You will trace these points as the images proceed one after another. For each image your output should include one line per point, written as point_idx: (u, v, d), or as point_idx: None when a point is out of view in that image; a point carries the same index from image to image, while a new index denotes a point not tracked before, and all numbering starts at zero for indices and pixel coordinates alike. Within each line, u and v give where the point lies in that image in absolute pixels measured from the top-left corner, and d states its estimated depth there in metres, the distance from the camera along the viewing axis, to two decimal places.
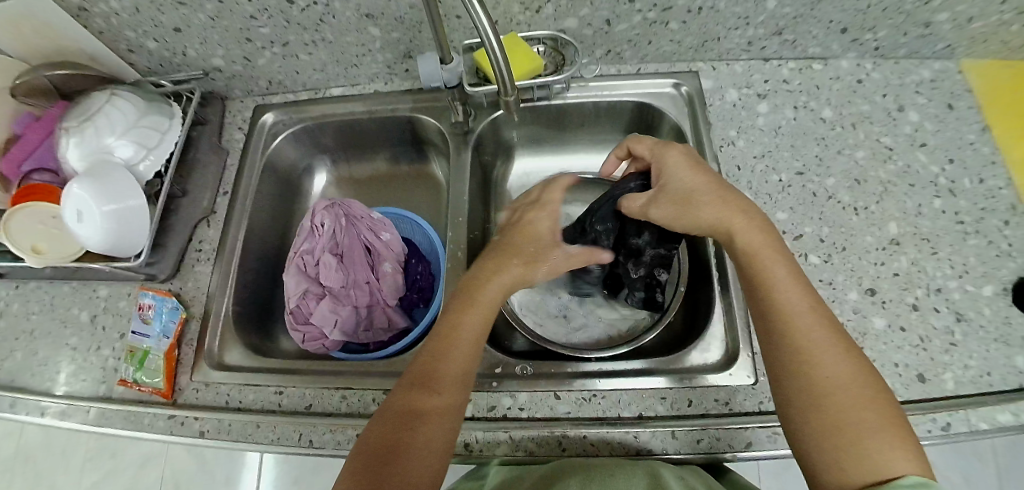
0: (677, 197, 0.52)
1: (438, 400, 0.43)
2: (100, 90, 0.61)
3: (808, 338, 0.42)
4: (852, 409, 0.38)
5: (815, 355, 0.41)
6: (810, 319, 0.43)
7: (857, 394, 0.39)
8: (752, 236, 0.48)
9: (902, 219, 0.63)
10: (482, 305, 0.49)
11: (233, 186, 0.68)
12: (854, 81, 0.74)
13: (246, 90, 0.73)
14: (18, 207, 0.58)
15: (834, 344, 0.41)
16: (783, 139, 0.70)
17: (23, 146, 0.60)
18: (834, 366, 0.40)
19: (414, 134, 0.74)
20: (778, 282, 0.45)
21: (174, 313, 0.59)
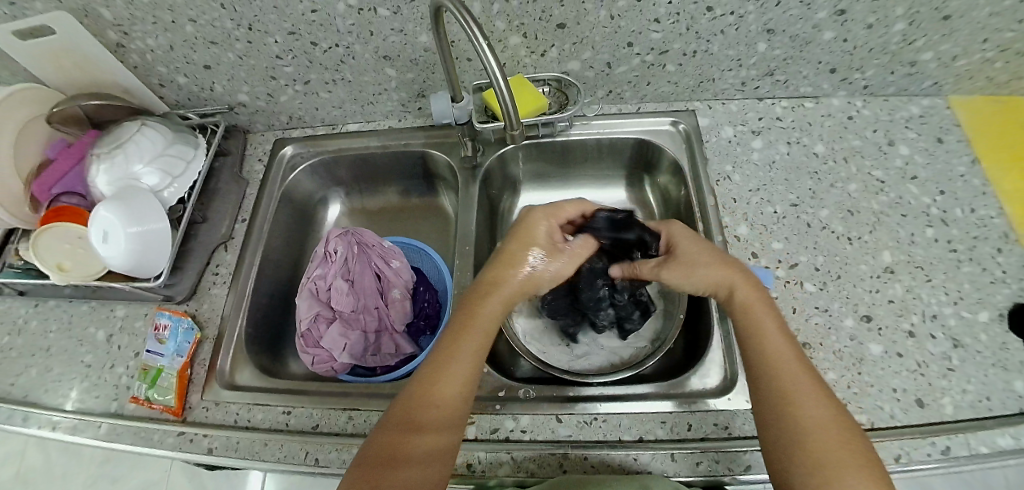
0: (681, 261, 0.55)
1: (433, 420, 0.44)
2: (131, 120, 0.65)
3: (789, 383, 0.44)
4: (833, 449, 0.40)
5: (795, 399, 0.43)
6: (793, 368, 0.45)
7: (833, 436, 0.41)
8: (749, 291, 0.51)
9: (896, 248, 0.65)
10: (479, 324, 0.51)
11: (251, 213, 0.71)
12: (845, 118, 0.78)
13: (268, 124, 0.78)
14: (45, 226, 0.61)
15: (813, 390, 0.44)
16: (777, 174, 0.73)
17: (54, 171, 0.65)
18: (812, 411, 0.43)
19: (424, 167, 0.78)
20: (765, 332, 0.48)
21: (189, 334, 0.61)
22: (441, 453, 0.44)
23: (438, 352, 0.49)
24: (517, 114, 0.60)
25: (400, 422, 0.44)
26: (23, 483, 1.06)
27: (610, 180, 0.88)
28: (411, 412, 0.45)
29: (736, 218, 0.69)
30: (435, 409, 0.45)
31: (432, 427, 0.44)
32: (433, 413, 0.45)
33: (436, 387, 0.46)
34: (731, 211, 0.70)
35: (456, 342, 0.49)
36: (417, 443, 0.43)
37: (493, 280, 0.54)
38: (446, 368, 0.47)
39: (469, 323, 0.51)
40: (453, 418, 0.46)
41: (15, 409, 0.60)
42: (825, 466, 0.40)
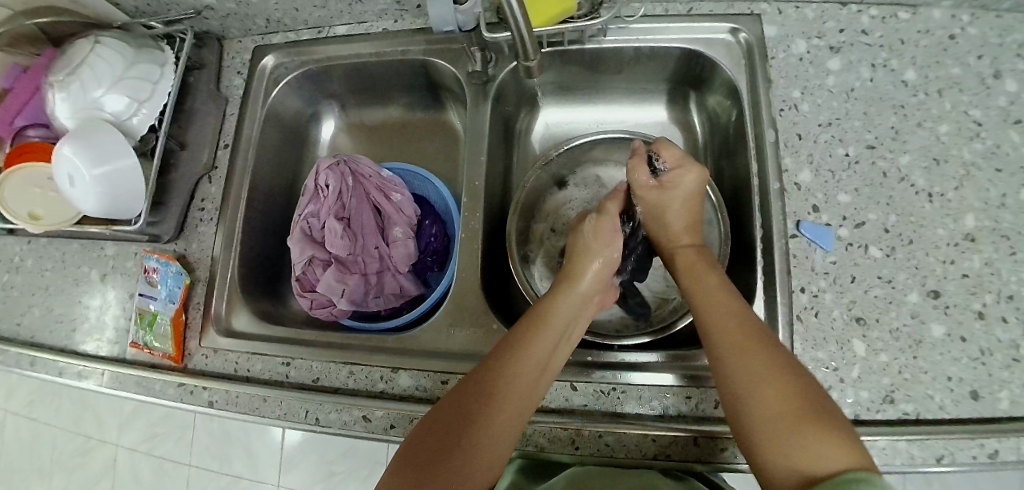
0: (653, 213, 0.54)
1: (509, 407, 0.40)
2: (86, 36, 0.56)
3: (729, 348, 0.41)
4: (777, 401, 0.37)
5: (737, 357, 0.41)
6: (729, 325, 0.43)
7: (777, 398, 0.37)
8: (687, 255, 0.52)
9: (983, 210, 0.54)
10: (552, 327, 0.46)
11: (234, 138, 0.63)
12: (947, 36, 0.60)
13: (244, 28, 0.66)
14: (12, 169, 0.54)
15: (746, 350, 0.41)
16: (855, 105, 0.59)
17: (13, 101, 0.56)
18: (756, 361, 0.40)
19: (428, 78, 0.66)
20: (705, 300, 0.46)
21: (179, 279, 0.56)
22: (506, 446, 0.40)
23: (517, 334, 0.45)
24: (531, 28, 0.50)
25: (472, 398, 0.41)
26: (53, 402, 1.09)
27: (648, 93, 0.75)
28: (488, 392, 0.41)
29: (798, 161, 0.57)
30: (513, 394, 0.41)
31: (505, 412, 0.40)
32: (510, 398, 0.41)
33: (516, 369, 0.42)
34: (793, 151, 0.58)
35: (536, 332, 0.45)
36: (486, 429, 0.39)
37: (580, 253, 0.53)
38: (524, 354, 0.43)
39: (548, 318, 0.47)
40: (525, 406, 0.41)
41: (23, 352, 0.60)
42: (779, 430, 0.36)
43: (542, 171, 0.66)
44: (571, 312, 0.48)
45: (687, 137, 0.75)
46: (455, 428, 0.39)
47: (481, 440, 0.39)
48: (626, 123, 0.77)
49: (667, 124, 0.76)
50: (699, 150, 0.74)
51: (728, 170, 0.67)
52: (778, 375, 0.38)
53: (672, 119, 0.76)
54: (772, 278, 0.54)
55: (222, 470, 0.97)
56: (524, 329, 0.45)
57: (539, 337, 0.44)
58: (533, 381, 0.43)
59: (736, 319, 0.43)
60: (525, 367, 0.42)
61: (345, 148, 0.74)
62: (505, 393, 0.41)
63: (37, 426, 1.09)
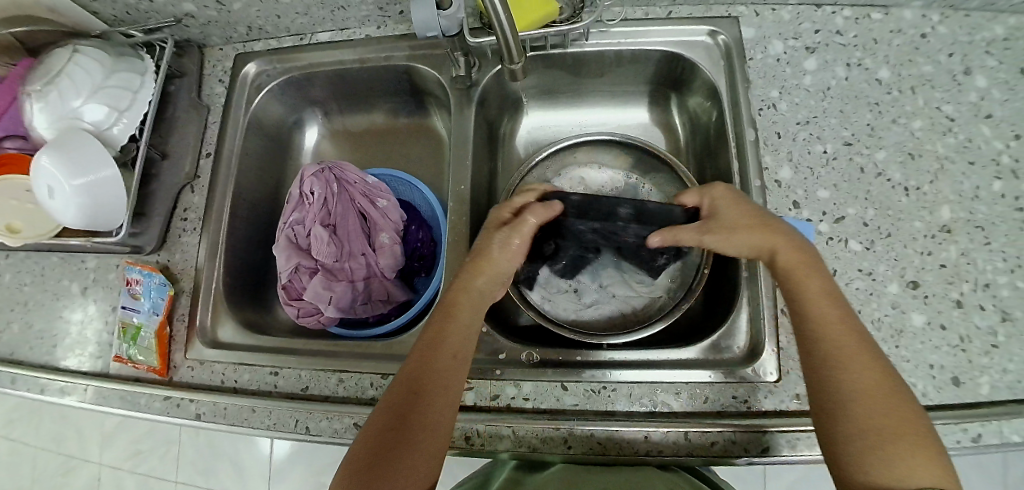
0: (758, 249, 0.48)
1: (436, 403, 0.41)
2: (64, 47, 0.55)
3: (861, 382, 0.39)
4: (882, 414, 0.38)
5: (839, 365, 0.40)
6: (840, 330, 0.42)
7: (876, 402, 0.38)
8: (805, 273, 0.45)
9: (958, 202, 0.55)
10: (466, 312, 0.47)
11: (216, 147, 0.62)
12: (917, 36, 0.62)
13: (225, 37, 0.65)
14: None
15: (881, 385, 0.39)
16: (832, 103, 0.61)
17: None
18: (861, 374, 0.39)
19: (412, 83, 0.66)
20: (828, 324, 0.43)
21: (162, 290, 0.55)
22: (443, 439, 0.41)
23: (431, 333, 0.45)
24: (516, 33, 0.50)
25: (399, 401, 0.41)
26: (32, 422, 1.06)
27: (631, 95, 0.76)
28: (416, 388, 0.42)
29: (778, 158, 0.58)
30: (436, 388, 0.42)
31: (432, 408, 0.41)
32: (436, 389, 0.42)
33: (436, 361, 0.43)
34: (772, 149, 0.59)
35: (448, 326, 0.46)
36: (417, 432, 0.40)
37: (480, 255, 0.50)
38: (440, 349, 0.44)
39: (460, 302, 0.47)
40: (451, 392, 0.43)
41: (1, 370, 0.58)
42: (882, 442, 0.36)
43: (527, 173, 0.66)
44: (477, 302, 0.48)
45: (669, 138, 0.76)
46: (391, 425, 0.40)
47: (415, 439, 0.40)
48: (609, 124, 0.78)
49: (650, 125, 0.77)
50: (682, 149, 0.75)
51: (711, 169, 0.68)
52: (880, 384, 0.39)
53: (655, 120, 0.77)
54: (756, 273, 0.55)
55: (209, 485, 0.95)
56: (437, 325, 0.46)
57: (455, 323, 0.46)
58: (455, 370, 0.44)
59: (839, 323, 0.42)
60: (441, 359, 0.44)
61: (329, 155, 0.73)
62: (434, 383, 0.42)
63: (16, 446, 1.06)
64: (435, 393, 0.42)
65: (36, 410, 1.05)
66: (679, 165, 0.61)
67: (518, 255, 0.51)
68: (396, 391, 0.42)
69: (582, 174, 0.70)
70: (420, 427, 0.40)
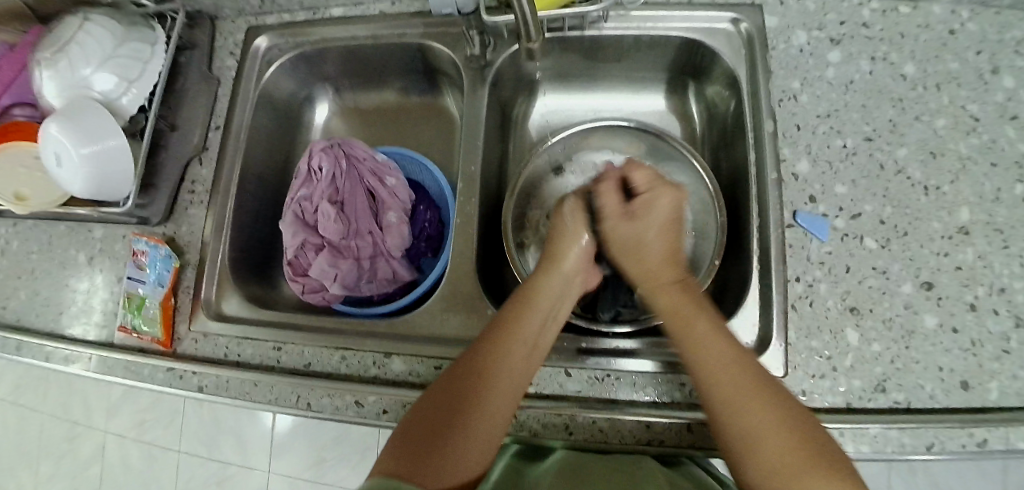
0: (628, 247, 0.51)
1: (500, 390, 0.41)
2: (76, 13, 0.54)
3: (723, 389, 0.39)
4: (761, 425, 0.36)
5: (723, 372, 0.40)
6: (714, 344, 0.41)
7: (765, 418, 0.36)
8: (665, 292, 0.47)
9: (977, 204, 0.54)
10: (542, 305, 0.47)
11: (226, 119, 0.61)
12: (946, 31, 0.60)
13: (238, 8, 0.64)
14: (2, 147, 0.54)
15: (746, 390, 0.38)
16: (854, 97, 0.59)
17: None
18: (741, 379, 0.39)
19: (425, 61, 0.65)
20: (693, 329, 0.43)
21: (168, 262, 0.55)
22: (495, 436, 0.39)
23: (507, 316, 0.45)
24: (534, 9, 0.49)
25: (463, 378, 0.41)
26: (37, 389, 1.07)
27: (645, 82, 0.75)
28: (482, 368, 0.41)
29: (796, 152, 0.57)
30: (501, 377, 0.41)
31: (496, 394, 0.40)
32: (503, 375, 0.41)
33: (510, 349, 0.43)
34: (790, 142, 0.58)
35: (524, 314, 0.46)
36: (475, 413, 0.39)
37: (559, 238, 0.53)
38: (517, 335, 0.44)
39: (536, 294, 0.48)
40: (518, 385, 0.42)
41: (8, 335, 0.59)
42: (766, 457, 0.35)
43: (538, 158, 0.65)
44: (554, 299, 0.48)
45: (683, 128, 0.75)
46: (450, 399, 0.39)
47: (472, 418, 0.38)
48: (623, 112, 0.76)
49: (664, 114, 0.76)
50: (695, 140, 0.74)
51: (725, 159, 0.67)
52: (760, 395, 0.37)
53: (669, 109, 0.76)
54: (767, 267, 0.54)
55: (211, 457, 0.97)
56: (516, 310, 0.46)
57: (534, 312, 0.46)
58: (522, 365, 0.43)
59: (723, 350, 0.41)
60: (517, 348, 0.43)
61: (339, 132, 0.73)
62: (502, 369, 0.42)
63: (23, 411, 1.08)
64: (503, 379, 0.41)
65: (42, 377, 1.07)
66: (694, 155, 0.60)
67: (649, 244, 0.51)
68: (462, 364, 0.42)
69: (591, 159, 0.69)
70: (481, 408, 0.39)
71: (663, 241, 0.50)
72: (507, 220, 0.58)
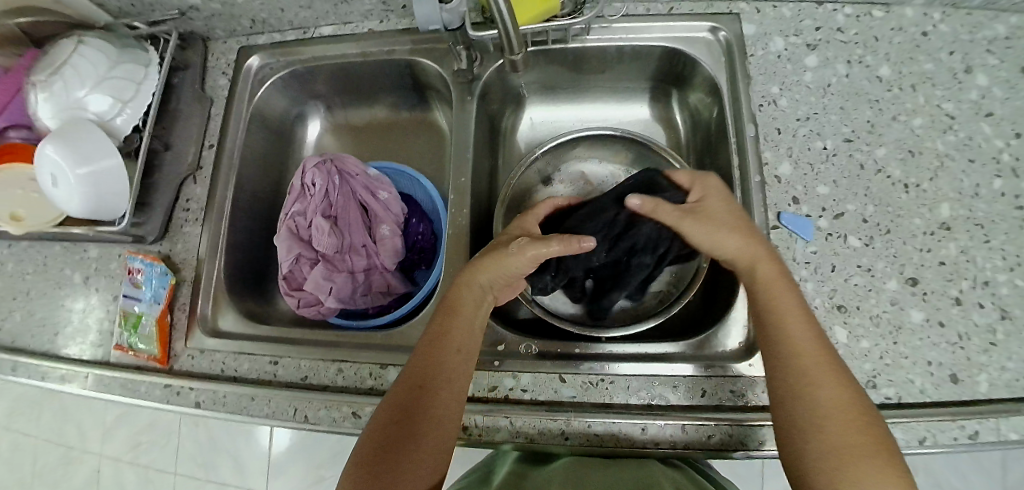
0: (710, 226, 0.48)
1: (438, 403, 0.42)
2: (70, 38, 0.55)
3: (804, 364, 0.41)
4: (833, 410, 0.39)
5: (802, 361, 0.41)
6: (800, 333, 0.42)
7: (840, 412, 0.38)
8: (764, 265, 0.46)
9: (957, 200, 0.55)
10: (470, 313, 0.46)
11: (219, 137, 0.62)
12: (919, 34, 0.62)
13: (229, 30, 0.65)
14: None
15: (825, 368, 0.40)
16: (832, 100, 0.61)
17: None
18: (824, 381, 0.40)
19: (414, 76, 0.66)
20: (779, 302, 0.44)
21: (163, 279, 0.56)
22: (450, 436, 0.42)
23: (436, 327, 0.46)
24: (516, 25, 0.51)
25: (404, 397, 0.42)
26: (31, 414, 1.06)
27: (630, 91, 0.77)
28: (419, 385, 0.42)
29: (778, 154, 0.59)
30: (439, 390, 0.42)
31: (436, 408, 0.41)
32: (441, 388, 0.42)
33: (441, 362, 0.43)
34: (772, 144, 0.59)
35: (451, 325, 0.45)
36: (420, 432, 0.40)
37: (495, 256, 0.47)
38: (445, 346, 0.44)
39: (458, 304, 0.47)
40: (457, 392, 0.43)
41: (3, 358, 0.59)
42: (848, 450, 0.37)
43: (527, 168, 0.67)
44: (478, 301, 0.47)
45: (669, 133, 0.76)
46: (396, 423, 0.41)
47: (418, 437, 0.40)
48: (610, 120, 0.78)
49: (651, 121, 0.77)
50: (682, 146, 0.75)
51: (710, 164, 0.69)
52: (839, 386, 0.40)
53: (655, 116, 0.77)
54: None
55: (208, 478, 0.96)
56: (442, 322, 0.46)
57: (460, 322, 0.45)
58: (460, 370, 0.44)
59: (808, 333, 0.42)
60: (447, 358, 0.44)
61: (331, 148, 0.74)
62: (438, 383, 0.42)
63: (18, 438, 1.07)
64: (439, 392, 0.42)
65: (36, 401, 1.06)
66: (679, 161, 0.61)
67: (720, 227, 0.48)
68: (402, 383, 0.42)
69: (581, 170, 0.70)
70: (425, 426, 0.41)
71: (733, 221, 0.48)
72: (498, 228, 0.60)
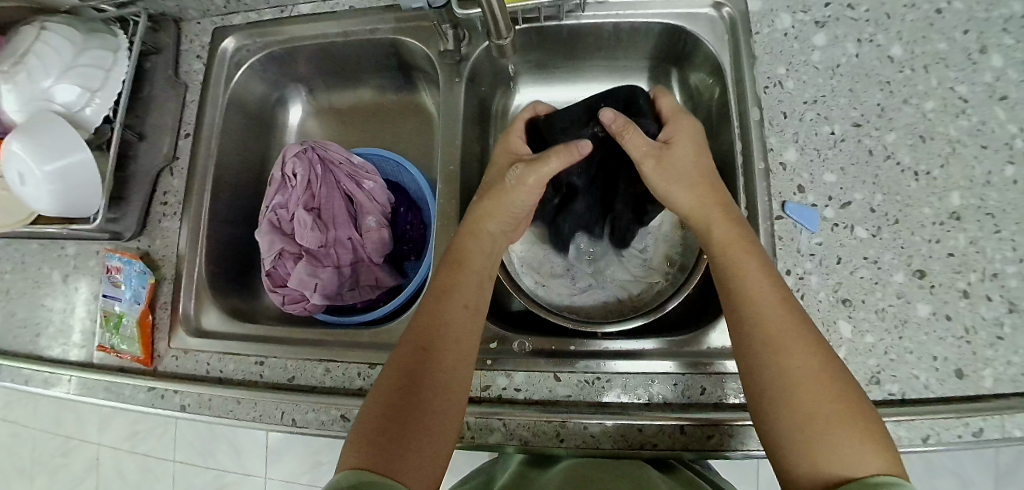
0: (672, 175, 0.50)
1: (444, 360, 0.41)
2: (32, 23, 0.52)
3: (771, 331, 0.40)
4: (805, 384, 0.37)
5: (773, 334, 0.39)
6: (765, 296, 0.41)
7: (816, 387, 0.37)
8: (722, 225, 0.46)
9: (968, 188, 0.53)
10: (475, 268, 0.48)
11: (195, 126, 0.59)
12: (933, 11, 0.59)
13: (202, 10, 0.61)
14: None
15: (792, 339, 0.39)
16: (841, 82, 0.58)
17: None
18: (800, 356, 0.38)
19: (400, 57, 0.63)
20: (744, 265, 0.43)
21: (143, 278, 0.53)
22: (464, 371, 0.42)
23: (437, 285, 0.46)
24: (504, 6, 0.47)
25: (412, 357, 0.41)
26: (29, 403, 1.06)
27: (627, 70, 0.73)
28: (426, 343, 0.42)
29: (784, 140, 0.56)
30: (446, 346, 0.42)
31: (443, 366, 0.41)
32: (446, 345, 0.42)
33: (446, 318, 0.44)
34: (778, 130, 0.57)
35: (457, 280, 0.46)
36: (429, 389, 0.39)
37: (495, 194, 0.50)
38: (451, 302, 0.45)
39: (465, 259, 0.48)
40: (463, 349, 0.43)
41: None
42: (818, 425, 0.35)
43: None
44: (485, 250, 0.49)
45: None
46: (405, 380, 0.39)
47: (427, 396, 0.39)
48: None
49: None
50: None
51: (711, 149, 0.66)
52: (817, 368, 0.37)
53: None
54: None
55: (207, 465, 0.96)
56: (446, 276, 0.46)
57: (466, 275, 0.47)
58: (464, 325, 0.44)
59: (775, 303, 0.41)
60: (453, 314, 0.44)
61: (315, 134, 0.71)
62: (443, 342, 0.42)
63: (15, 427, 1.07)
64: (444, 347, 0.42)
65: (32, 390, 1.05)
66: None
67: (687, 164, 0.50)
68: (409, 342, 0.42)
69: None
70: (433, 384, 0.40)
71: (697, 171, 0.50)
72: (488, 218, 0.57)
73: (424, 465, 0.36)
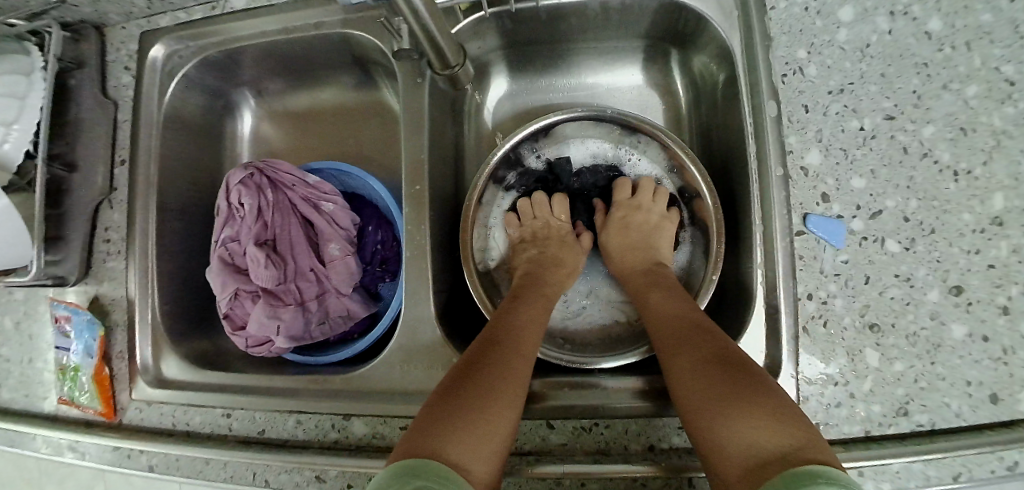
0: (624, 252, 0.57)
1: (501, 362, 0.40)
2: None
3: (672, 340, 0.43)
4: (697, 375, 0.39)
5: (678, 337, 0.43)
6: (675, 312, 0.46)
7: (707, 374, 0.38)
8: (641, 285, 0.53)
9: (1014, 188, 0.47)
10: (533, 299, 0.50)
11: (131, 150, 0.51)
12: None
13: (124, 12, 0.52)
14: None
15: (693, 341, 0.42)
16: (872, 65, 0.50)
17: None
18: (689, 350, 0.41)
19: (354, 53, 0.55)
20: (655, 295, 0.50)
21: (92, 328, 0.49)
22: (525, 375, 0.41)
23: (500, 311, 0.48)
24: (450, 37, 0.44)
25: (472, 356, 0.41)
26: None
27: (620, 52, 0.65)
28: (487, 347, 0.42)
29: (806, 140, 0.49)
30: (509, 351, 0.42)
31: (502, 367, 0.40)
32: (506, 351, 0.41)
33: (505, 329, 0.44)
34: (799, 127, 0.50)
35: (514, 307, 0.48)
36: (483, 382, 0.38)
37: (555, 261, 0.57)
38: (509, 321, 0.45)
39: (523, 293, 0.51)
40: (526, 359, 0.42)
41: None
42: (707, 406, 0.37)
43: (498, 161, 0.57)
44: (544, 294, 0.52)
45: (670, 102, 0.66)
46: (464, 374, 0.39)
47: (482, 388, 0.38)
48: (600, 87, 0.68)
49: (646, 87, 0.67)
50: (683, 116, 0.66)
51: (718, 142, 0.59)
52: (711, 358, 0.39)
53: (651, 81, 0.67)
54: (773, 279, 0.47)
55: None
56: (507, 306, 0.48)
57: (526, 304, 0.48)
58: (528, 342, 0.44)
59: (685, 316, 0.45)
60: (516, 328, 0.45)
61: (274, 139, 0.64)
62: (503, 348, 0.42)
63: None
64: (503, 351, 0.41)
65: None
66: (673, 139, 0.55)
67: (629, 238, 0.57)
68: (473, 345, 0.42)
69: (561, 150, 0.62)
70: (490, 379, 0.39)
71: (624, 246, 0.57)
72: (466, 239, 0.52)
73: (477, 460, 0.34)
